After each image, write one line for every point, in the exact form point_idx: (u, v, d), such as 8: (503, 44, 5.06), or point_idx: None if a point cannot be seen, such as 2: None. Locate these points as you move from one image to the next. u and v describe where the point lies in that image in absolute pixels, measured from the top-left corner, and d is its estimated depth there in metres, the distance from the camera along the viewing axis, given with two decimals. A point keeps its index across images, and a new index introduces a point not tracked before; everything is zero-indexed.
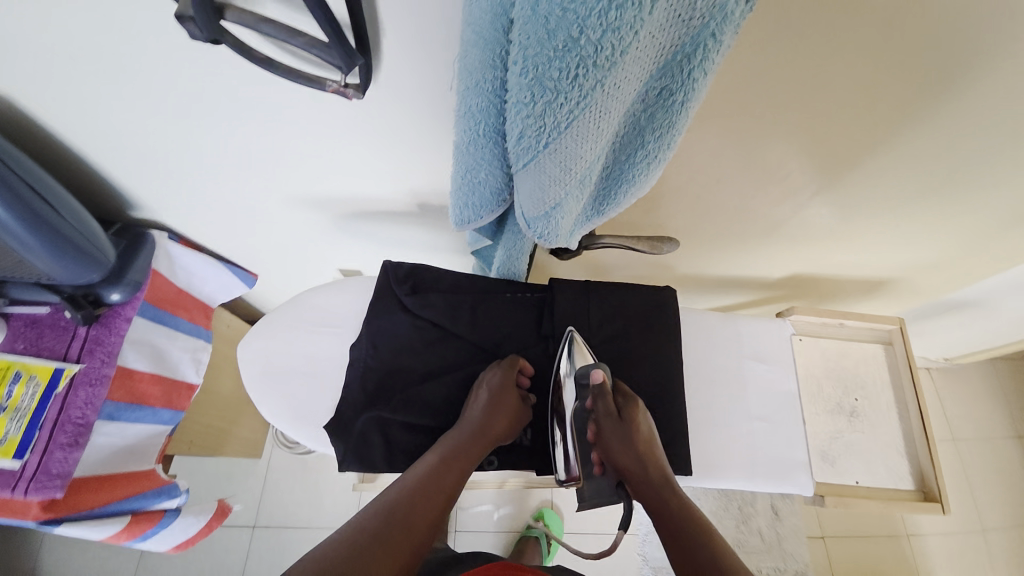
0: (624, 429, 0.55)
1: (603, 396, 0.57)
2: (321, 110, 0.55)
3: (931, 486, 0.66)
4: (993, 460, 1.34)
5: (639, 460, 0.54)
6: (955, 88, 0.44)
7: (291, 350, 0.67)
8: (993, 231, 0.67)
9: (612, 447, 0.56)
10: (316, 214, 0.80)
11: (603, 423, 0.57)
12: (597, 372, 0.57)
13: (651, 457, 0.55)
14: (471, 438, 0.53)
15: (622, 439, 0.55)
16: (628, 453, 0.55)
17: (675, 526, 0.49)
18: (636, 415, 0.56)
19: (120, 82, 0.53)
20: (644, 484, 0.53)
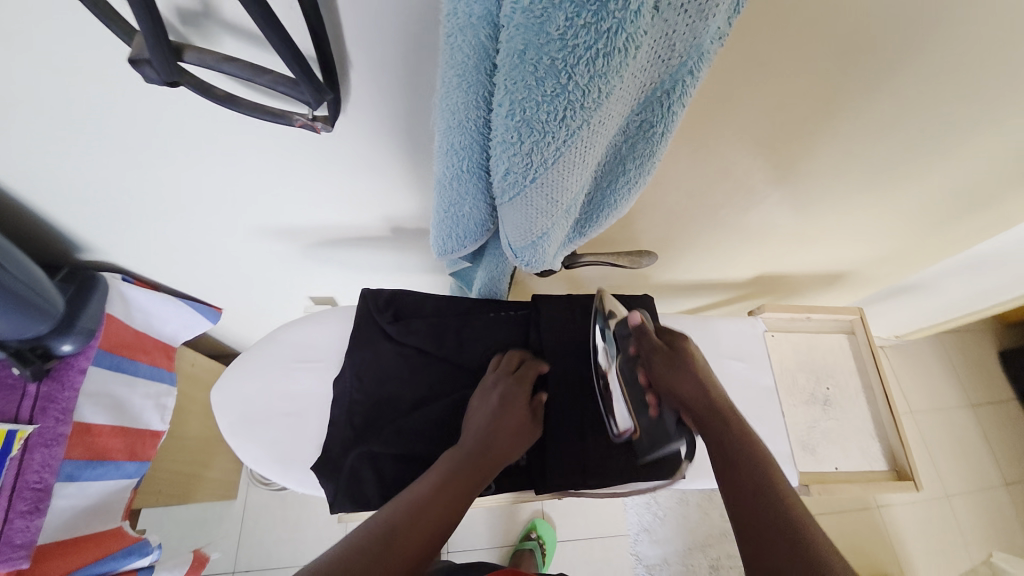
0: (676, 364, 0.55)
1: (646, 335, 0.57)
2: (287, 143, 0.53)
3: (902, 465, 0.70)
4: (946, 428, 1.44)
5: (698, 393, 0.53)
6: (900, 97, 0.48)
7: (271, 389, 0.65)
8: (938, 222, 0.72)
9: (666, 382, 0.54)
10: (284, 245, 0.77)
11: (653, 358, 0.56)
12: (637, 314, 0.59)
13: (707, 385, 0.54)
14: (476, 449, 0.51)
15: (678, 373, 0.54)
16: (686, 384, 0.53)
17: (738, 459, 0.46)
18: (685, 349, 0.56)
19: (63, 124, 0.49)
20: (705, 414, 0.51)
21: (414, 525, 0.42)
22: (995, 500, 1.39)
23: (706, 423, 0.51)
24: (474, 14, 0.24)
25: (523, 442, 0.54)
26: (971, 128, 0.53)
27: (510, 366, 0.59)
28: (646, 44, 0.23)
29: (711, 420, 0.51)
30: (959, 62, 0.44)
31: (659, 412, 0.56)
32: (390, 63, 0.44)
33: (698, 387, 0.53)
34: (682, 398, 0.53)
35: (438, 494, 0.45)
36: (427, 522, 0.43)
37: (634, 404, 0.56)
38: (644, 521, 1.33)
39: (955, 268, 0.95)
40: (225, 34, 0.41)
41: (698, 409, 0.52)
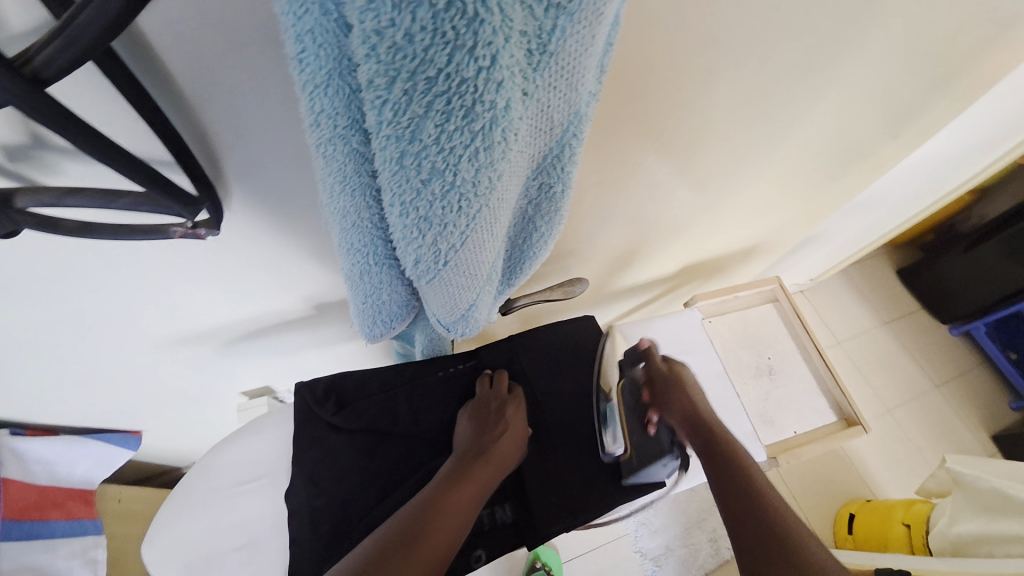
0: (671, 380, 0.59)
1: (651, 360, 0.62)
2: (172, 254, 0.47)
3: (848, 412, 0.76)
4: (872, 350, 1.60)
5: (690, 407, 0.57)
6: (765, 93, 0.52)
7: (214, 525, 0.58)
8: (823, 185, 0.80)
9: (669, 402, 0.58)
10: (201, 350, 0.70)
11: (655, 380, 0.60)
12: (644, 341, 0.65)
13: (707, 409, 0.57)
14: (480, 466, 0.52)
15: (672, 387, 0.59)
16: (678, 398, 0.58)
17: (729, 480, 0.49)
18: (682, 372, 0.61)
19: None
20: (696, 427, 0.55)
21: (416, 551, 0.43)
22: (931, 402, 1.55)
23: (709, 444, 0.53)
24: (339, 125, 0.22)
25: (518, 457, 0.57)
26: (832, 106, 0.59)
27: (503, 386, 0.60)
28: (524, 126, 0.23)
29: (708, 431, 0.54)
30: (806, 56, 0.49)
31: (657, 429, 0.58)
32: (267, 172, 0.41)
33: (697, 410, 0.56)
34: (680, 420, 0.57)
35: (443, 513, 0.46)
36: (434, 545, 0.44)
37: (634, 418, 0.59)
38: (640, 515, 1.34)
39: (845, 217, 1.05)
40: (66, 162, 0.35)
41: (700, 429, 0.55)
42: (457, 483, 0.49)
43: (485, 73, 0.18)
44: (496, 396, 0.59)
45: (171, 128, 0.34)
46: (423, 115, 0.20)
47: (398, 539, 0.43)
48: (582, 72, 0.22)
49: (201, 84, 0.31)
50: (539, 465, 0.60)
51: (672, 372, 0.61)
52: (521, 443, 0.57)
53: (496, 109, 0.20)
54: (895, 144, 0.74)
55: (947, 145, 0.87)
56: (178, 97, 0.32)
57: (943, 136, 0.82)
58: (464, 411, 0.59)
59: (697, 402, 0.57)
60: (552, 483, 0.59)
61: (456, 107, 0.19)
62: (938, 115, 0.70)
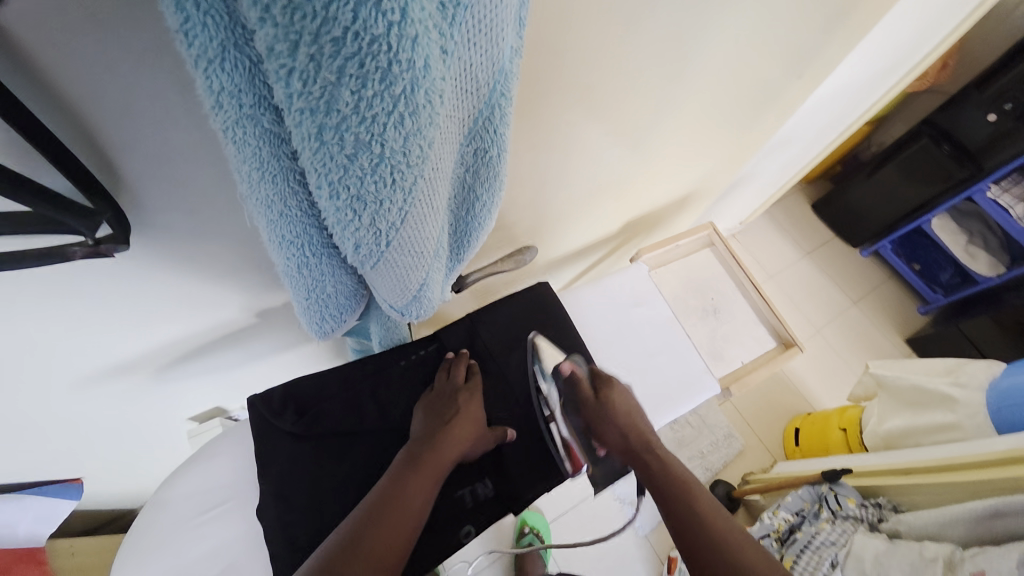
0: (603, 408, 0.60)
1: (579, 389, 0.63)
2: (74, 278, 0.42)
3: (785, 335, 0.82)
4: (799, 279, 1.75)
5: (626, 433, 0.58)
6: (682, 39, 0.53)
7: (181, 559, 0.54)
8: (742, 130, 0.84)
9: (596, 432, 0.61)
10: (137, 379, 0.64)
11: (587, 411, 0.62)
12: (565, 365, 0.64)
13: (641, 429, 0.59)
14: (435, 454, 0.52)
15: (607, 416, 0.60)
16: (614, 427, 0.60)
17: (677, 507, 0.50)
18: (612, 396, 0.62)
19: None
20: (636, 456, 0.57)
21: (364, 543, 0.44)
22: (852, 319, 1.71)
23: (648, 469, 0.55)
24: (244, 104, 0.20)
25: (477, 438, 0.56)
26: (744, 48, 0.61)
27: (460, 376, 0.60)
28: (448, 87, 0.22)
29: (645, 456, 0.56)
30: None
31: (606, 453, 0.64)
32: (174, 169, 0.37)
33: (626, 437, 0.58)
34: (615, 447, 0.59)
35: (392, 506, 0.47)
36: (382, 540, 0.45)
37: (582, 447, 0.63)
38: None
39: (764, 158, 1.12)
40: None
41: (636, 455, 0.57)
42: (407, 472, 0.50)
43: (396, 29, 0.17)
44: (453, 384, 0.59)
45: (51, 134, 0.29)
46: (336, 83, 0.18)
47: (348, 536, 0.45)
48: (501, 25, 0.22)
49: (78, 77, 0.27)
50: (513, 436, 0.61)
51: (600, 396, 0.62)
52: (473, 420, 0.57)
53: (415, 70, 0.19)
54: (802, 82, 0.78)
55: (844, 79, 0.93)
56: (50, 98, 0.27)
57: (841, 70, 0.88)
58: (421, 403, 0.58)
59: (624, 427, 0.59)
60: (525, 451, 0.61)
61: (371, 71, 0.18)
62: (835, 51, 0.74)
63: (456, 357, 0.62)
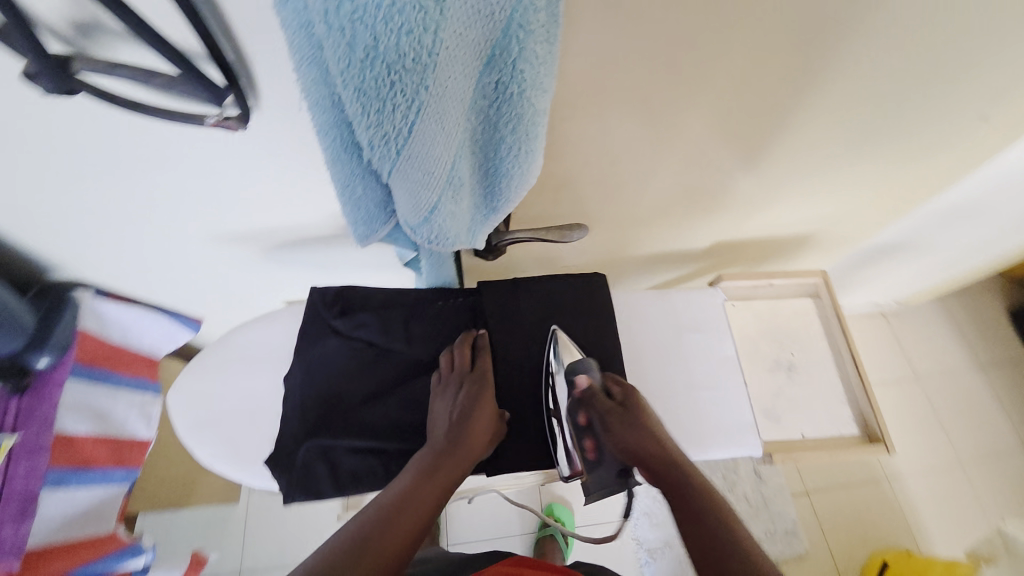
0: (629, 415, 0.57)
1: (596, 395, 0.60)
2: (210, 141, 0.54)
3: (873, 428, 0.67)
4: (956, 393, 1.40)
5: (653, 440, 0.55)
6: (815, 40, 0.46)
7: (224, 388, 0.65)
8: (895, 172, 0.70)
9: (611, 440, 0.57)
10: (248, 250, 0.79)
11: (609, 414, 0.58)
12: (584, 368, 0.60)
13: (666, 443, 0.55)
14: (447, 463, 0.53)
15: (630, 425, 0.57)
16: (638, 438, 0.56)
17: (699, 504, 0.48)
18: (636, 406, 0.58)
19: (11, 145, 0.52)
20: (659, 467, 0.54)
21: (377, 550, 0.45)
22: (1015, 464, 1.33)
23: (671, 475, 0.52)
24: None
25: (491, 442, 0.58)
26: (904, 65, 0.51)
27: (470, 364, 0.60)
28: None
29: (681, 477, 0.52)
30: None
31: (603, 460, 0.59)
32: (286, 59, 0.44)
33: (659, 447, 0.55)
34: (635, 456, 0.56)
35: (406, 512, 0.48)
36: (396, 547, 0.46)
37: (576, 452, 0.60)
38: (643, 504, 1.34)
39: (934, 223, 0.91)
40: (121, 44, 0.40)
41: (661, 468, 0.53)
42: (423, 480, 0.51)
43: None
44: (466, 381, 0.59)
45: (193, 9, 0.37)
46: None
47: (362, 534, 0.46)
48: None
49: None
50: (513, 404, 0.62)
51: (624, 404, 0.59)
52: (491, 426, 0.58)
53: None
54: (995, 126, 0.62)
55: None
56: None
57: None
58: (435, 401, 0.59)
59: (650, 433, 0.56)
60: (518, 423, 0.62)
61: None
62: None
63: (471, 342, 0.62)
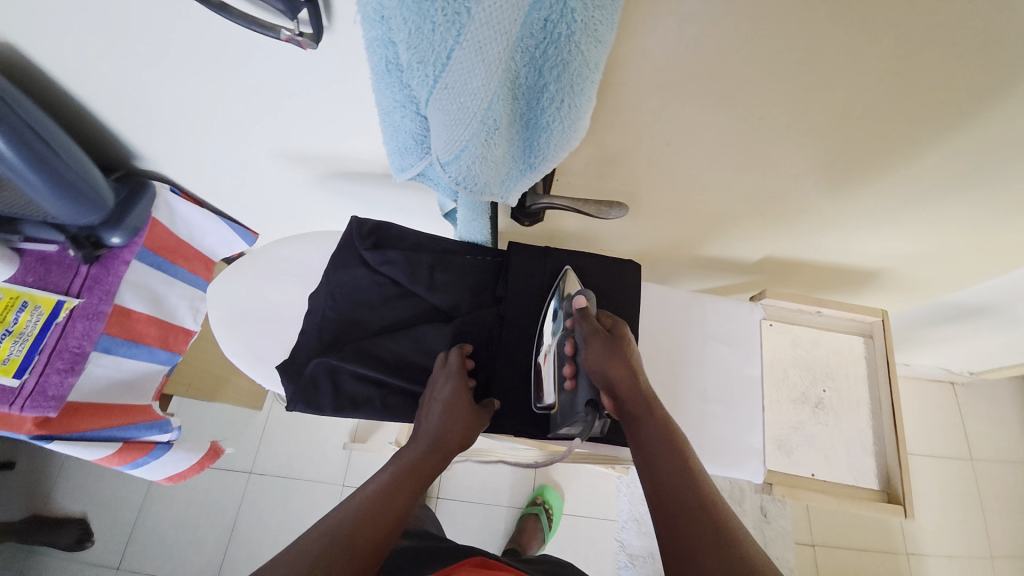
0: (614, 344, 0.55)
1: (586, 319, 0.56)
2: (284, 55, 0.56)
3: (895, 487, 0.62)
4: (1014, 486, 1.24)
5: (630, 372, 0.54)
6: (929, 44, 0.40)
7: (256, 294, 0.69)
8: (998, 219, 0.61)
9: (588, 362, 0.55)
10: (304, 173, 0.83)
11: (593, 338, 0.55)
12: (581, 296, 0.58)
13: (643, 379, 0.54)
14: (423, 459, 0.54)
15: (612, 352, 0.54)
16: (617, 366, 0.54)
17: (661, 449, 0.49)
18: (624, 339, 0.56)
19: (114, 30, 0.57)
20: (630, 397, 0.53)
21: (353, 543, 0.45)
22: None
23: (640, 412, 0.52)
24: None
25: (472, 437, 0.58)
26: None
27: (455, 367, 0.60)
28: None
29: (643, 411, 0.52)
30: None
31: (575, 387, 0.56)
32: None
33: (635, 381, 0.53)
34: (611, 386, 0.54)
35: (381, 508, 0.49)
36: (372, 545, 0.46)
37: (555, 376, 0.58)
38: (636, 511, 1.32)
39: None
40: None
41: (633, 404, 0.53)
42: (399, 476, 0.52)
43: None
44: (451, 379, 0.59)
45: None
46: None
47: (339, 526, 0.46)
48: None
49: None
50: (517, 368, 0.63)
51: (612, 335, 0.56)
52: (474, 424, 0.58)
53: None
54: None
55: None
56: None
57: None
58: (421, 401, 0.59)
59: (630, 366, 0.54)
60: (518, 387, 0.63)
61: None
62: None
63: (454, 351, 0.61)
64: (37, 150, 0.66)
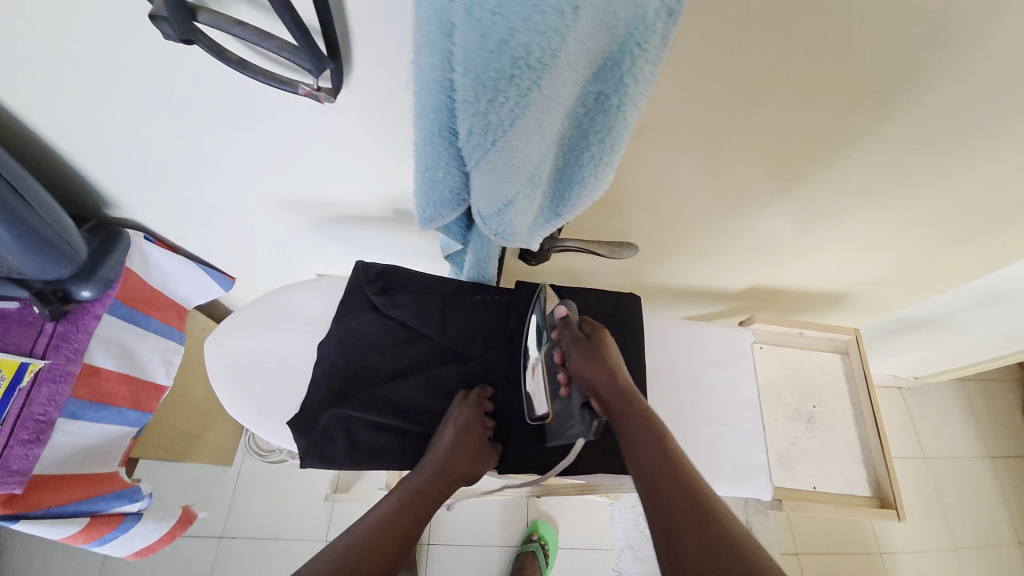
0: (592, 348, 0.55)
1: (567, 326, 0.58)
2: (295, 107, 0.57)
3: (886, 492, 0.67)
4: (963, 479, 1.36)
5: (610, 372, 0.54)
6: (889, 102, 0.47)
7: (257, 345, 0.67)
8: (940, 244, 0.70)
9: (573, 368, 0.55)
10: (294, 217, 0.82)
11: (573, 345, 0.56)
12: (561, 307, 0.60)
13: (623, 375, 0.55)
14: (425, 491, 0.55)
15: (592, 357, 0.55)
16: (597, 370, 0.54)
17: (646, 451, 0.48)
18: (602, 340, 0.57)
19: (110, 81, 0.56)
20: (612, 399, 0.53)
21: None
22: (1009, 559, 1.30)
23: (626, 411, 0.52)
24: None
25: (476, 472, 0.59)
26: (969, 138, 0.52)
27: (471, 401, 0.61)
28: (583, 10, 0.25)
29: (626, 415, 0.52)
30: (958, 63, 0.43)
31: (568, 393, 0.56)
32: (396, 35, 0.47)
33: (614, 379, 0.54)
34: (596, 387, 0.54)
35: (383, 538, 0.49)
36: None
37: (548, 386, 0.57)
38: (630, 537, 1.31)
39: (969, 302, 0.90)
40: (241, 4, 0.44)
41: (618, 405, 0.53)
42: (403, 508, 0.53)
43: None
44: (462, 409, 0.60)
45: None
46: None
47: (337, 556, 0.46)
48: None
49: None
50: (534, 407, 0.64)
51: (590, 339, 0.57)
52: (480, 455, 0.59)
53: None
54: None
55: None
56: None
57: None
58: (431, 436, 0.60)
59: (609, 366, 0.55)
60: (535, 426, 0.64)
61: None
62: None
63: (475, 390, 0.62)
64: (7, 202, 0.61)
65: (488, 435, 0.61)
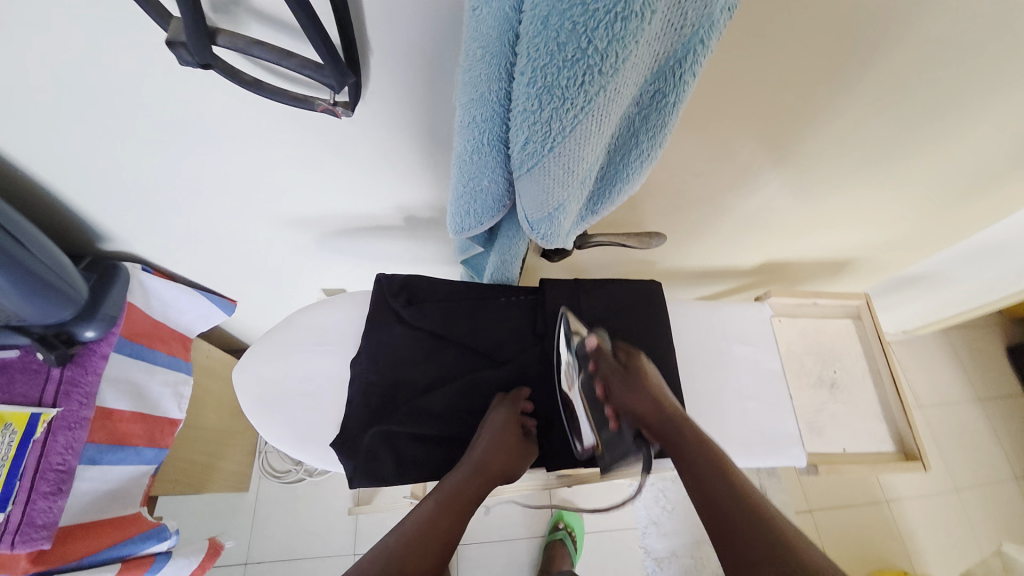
0: (633, 379, 0.60)
1: (604, 357, 0.62)
2: (306, 124, 0.55)
3: (910, 446, 0.70)
4: (956, 423, 1.44)
5: (653, 400, 0.58)
6: (903, 76, 0.49)
7: (286, 370, 0.65)
8: (937, 206, 0.74)
9: (619, 400, 0.60)
10: (301, 235, 0.80)
11: (613, 379, 0.61)
12: (592, 338, 0.62)
13: (667, 399, 0.59)
14: (463, 490, 0.55)
15: (634, 389, 0.60)
16: (640, 399, 0.59)
17: (698, 460, 0.51)
18: (639, 368, 0.61)
19: (109, 113, 0.53)
20: (658, 423, 0.57)
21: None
22: (1003, 493, 1.38)
23: (673, 429, 0.55)
24: None
25: (513, 470, 0.59)
26: (972, 104, 0.54)
27: (504, 402, 0.62)
28: (659, 14, 0.25)
29: (677, 432, 0.55)
30: (968, 35, 0.45)
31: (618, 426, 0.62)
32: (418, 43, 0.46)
33: (659, 406, 0.58)
34: (642, 415, 0.59)
35: (425, 540, 0.49)
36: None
37: (594, 418, 0.61)
38: (653, 514, 1.35)
39: (960, 257, 0.95)
40: (254, 19, 0.42)
41: (664, 425, 0.56)
42: (443, 510, 0.53)
43: None
44: (497, 410, 0.61)
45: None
46: None
47: (378, 560, 0.46)
48: None
49: None
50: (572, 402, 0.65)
51: (628, 369, 0.61)
52: (517, 451, 0.59)
53: None
54: None
55: None
56: None
57: None
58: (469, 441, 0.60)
59: (652, 394, 0.59)
60: None
61: None
62: None
63: (512, 394, 0.63)
64: (5, 247, 0.58)
65: (524, 433, 0.61)
